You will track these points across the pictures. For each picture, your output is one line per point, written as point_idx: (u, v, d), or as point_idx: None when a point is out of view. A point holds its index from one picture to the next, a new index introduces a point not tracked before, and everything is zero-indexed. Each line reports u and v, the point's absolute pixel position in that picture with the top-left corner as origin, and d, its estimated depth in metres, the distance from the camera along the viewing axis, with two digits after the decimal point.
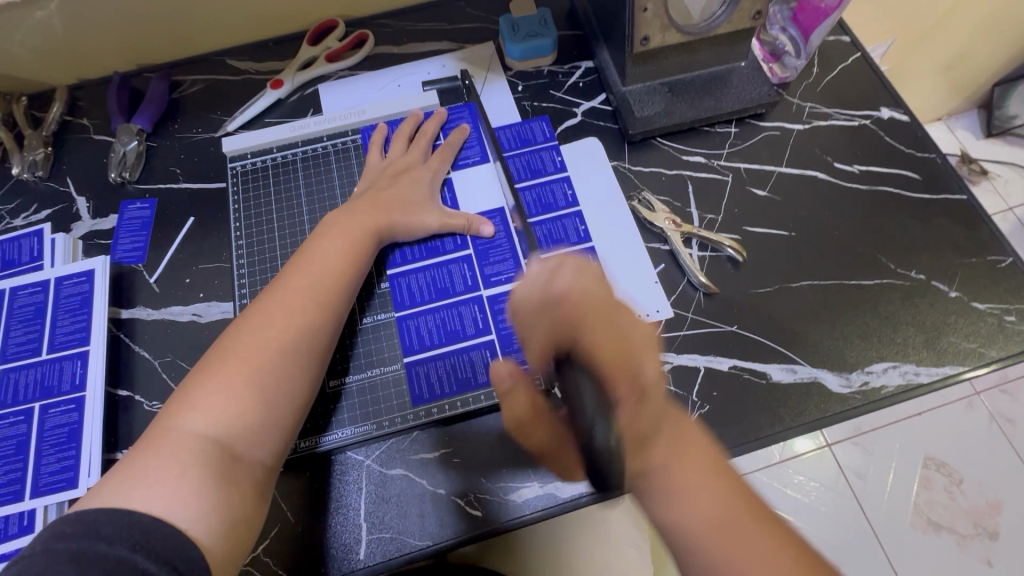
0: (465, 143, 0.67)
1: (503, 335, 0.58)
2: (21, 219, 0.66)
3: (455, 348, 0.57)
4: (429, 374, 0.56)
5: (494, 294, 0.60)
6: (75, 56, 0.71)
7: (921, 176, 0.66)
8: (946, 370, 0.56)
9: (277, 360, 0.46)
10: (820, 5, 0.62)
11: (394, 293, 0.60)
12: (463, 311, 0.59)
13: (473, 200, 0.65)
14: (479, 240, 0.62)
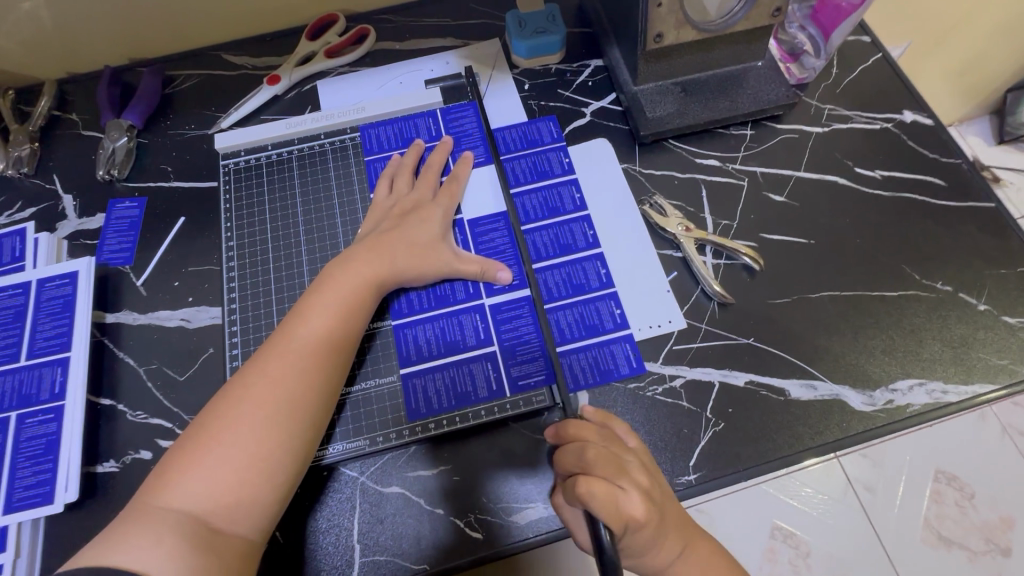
0: (467, 140, 0.65)
1: (505, 347, 0.55)
2: (4, 217, 0.63)
3: (454, 361, 0.55)
4: (426, 386, 0.54)
5: (497, 303, 0.57)
6: (64, 49, 0.68)
7: (946, 183, 0.63)
8: (975, 388, 0.53)
9: (262, 432, 0.44)
10: (839, 5, 0.60)
11: (399, 345, 0.55)
12: (464, 320, 0.56)
13: (474, 203, 0.62)
14: (481, 243, 0.60)
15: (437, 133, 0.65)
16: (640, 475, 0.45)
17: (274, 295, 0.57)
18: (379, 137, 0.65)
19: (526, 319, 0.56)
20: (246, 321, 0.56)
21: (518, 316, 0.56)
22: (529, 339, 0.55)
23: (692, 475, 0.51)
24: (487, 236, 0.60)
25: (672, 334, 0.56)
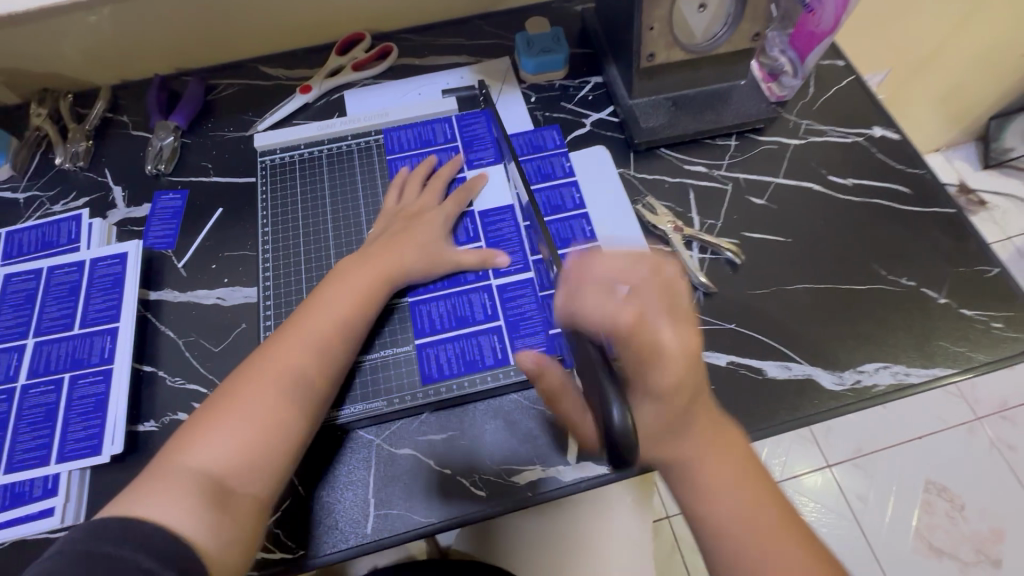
0: (479, 143, 0.72)
1: (510, 321, 0.60)
2: (60, 205, 0.70)
3: (465, 332, 0.60)
4: (437, 353, 0.59)
5: (502, 283, 0.62)
6: (121, 59, 0.76)
7: (912, 190, 0.69)
8: (935, 371, 0.59)
9: (271, 405, 0.50)
10: (814, 31, 0.67)
11: (415, 319, 0.61)
12: (473, 298, 0.62)
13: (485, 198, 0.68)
14: (490, 231, 0.66)
15: (451, 136, 0.72)
16: (641, 273, 0.48)
17: (304, 274, 0.64)
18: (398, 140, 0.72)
19: (528, 298, 0.61)
20: (277, 298, 0.62)
21: (521, 296, 0.61)
22: (531, 318, 0.60)
23: None
24: (494, 226, 0.66)
25: None
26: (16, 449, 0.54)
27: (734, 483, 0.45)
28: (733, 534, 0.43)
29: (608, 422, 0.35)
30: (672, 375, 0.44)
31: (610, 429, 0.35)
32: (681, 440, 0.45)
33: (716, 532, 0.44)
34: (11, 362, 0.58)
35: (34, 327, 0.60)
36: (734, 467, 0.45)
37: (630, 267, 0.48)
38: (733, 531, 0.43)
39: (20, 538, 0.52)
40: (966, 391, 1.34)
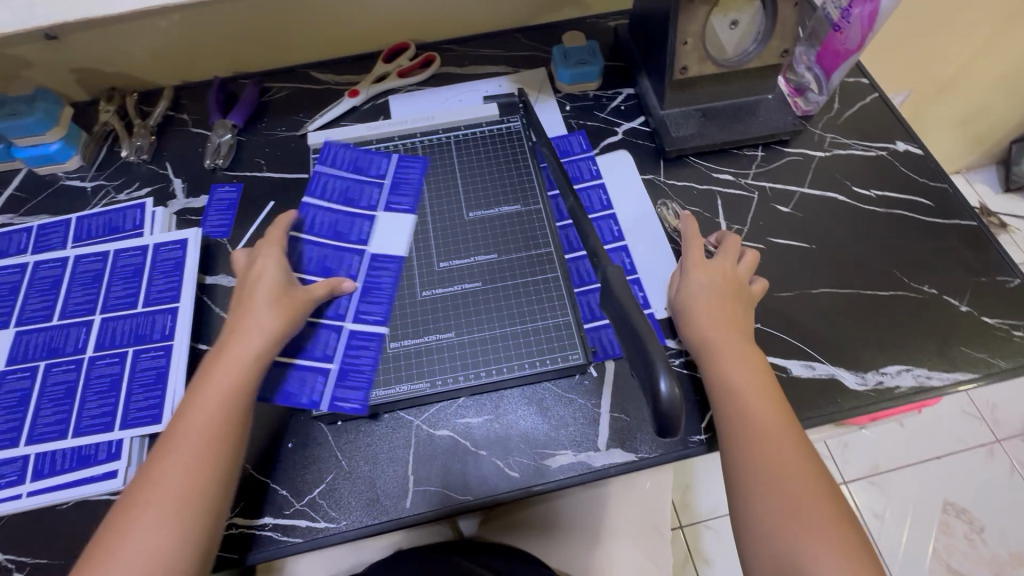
0: (402, 189, 0.71)
1: (340, 369, 0.60)
2: (125, 194, 0.75)
3: (301, 369, 0.60)
4: (268, 380, 0.59)
5: (356, 330, 0.62)
6: (185, 62, 0.82)
7: (934, 203, 0.71)
8: (957, 375, 0.60)
9: (172, 491, 0.47)
10: (839, 48, 0.70)
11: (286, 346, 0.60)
12: (324, 339, 0.61)
13: (379, 240, 0.67)
14: (370, 275, 0.65)
15: (383, 173, 0.72)
16: (721, 265, 0.61)
17: (347, 263, 0.66)
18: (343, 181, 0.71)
19: (371, 354, 0.61)
20: None
21: (365, 349, 0.61)
22: (361, 369, 0.60)
23: (704, 433, 0.58)
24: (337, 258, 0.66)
25: None
26: (84, 415, 0.58)
27: (771, 426, 0.50)
28: (767, 443, 0.49)
29: (656, 394, 0.38)
30: (729, 337, 0.56)
31: (659, 397, 0.38)
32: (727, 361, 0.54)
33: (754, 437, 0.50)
34: (80, 335, 0.63)
35: (101, 304, 0.64)
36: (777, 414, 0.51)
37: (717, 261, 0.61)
38: (769, 449, 0.49)
39: (84, 498, 0.55)
40: (986, 413, 1.33)
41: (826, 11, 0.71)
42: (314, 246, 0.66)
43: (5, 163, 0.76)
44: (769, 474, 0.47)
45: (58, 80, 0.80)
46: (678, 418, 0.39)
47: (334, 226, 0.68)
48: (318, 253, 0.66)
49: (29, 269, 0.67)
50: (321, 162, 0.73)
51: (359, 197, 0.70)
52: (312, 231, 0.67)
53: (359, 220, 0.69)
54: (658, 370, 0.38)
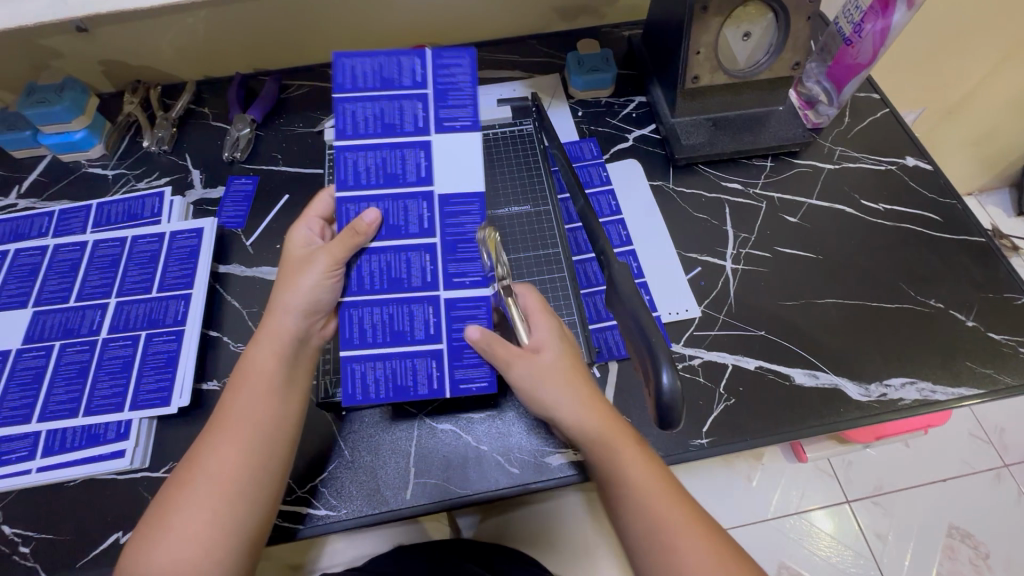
0: (452, 97, 0.56)
1: (453, 346, 0.56)
2: (144, 183, 0.77)
3: (401, 351, 0.55)
4: (366, 377, 0.54)
5: (453, 297, 0.56)
6: (208, 57, 0.84)
7: (942, 219, 0.72)
8: (962, 391, 0.60)
9: (233, 479, 0.46)
10: (851, 62, 0.71)
11: (343, 326, 0.54)
12: (416, 313, 0.55)
13: (443, 177, 0.57)
14: (448, 227, 0.56)
15: (422, 81, 0.56)
16: (550, 325, 0.54)
17: None
18: (373, 107, 0.55)
19: (480, 320, 0.56)
20: None
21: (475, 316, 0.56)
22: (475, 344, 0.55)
23: (704, 438, 0.58)
24: (396, 211, 0.55)
25: (691, 321, 0.65)
26: (95, 395, 0.59)
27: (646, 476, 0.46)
28: (646, 495, 0.45)
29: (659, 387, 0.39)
30: (587, 405, 0.49)
31: (663, 392, 0.39)
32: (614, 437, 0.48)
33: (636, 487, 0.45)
34: (95, 317, 0.64)
35: (117, 287, 0.66)
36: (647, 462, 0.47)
37: (542, 320, 0.54)
38: (659, 506, 0.44)
39: (91, 476, 0.56)
40: (994, 437, 1.32)
41: (838, 26, 0.72)
42: (356, 201, 0.55)
43: (31, 148, 0.78)
44: (661, 540, 0.43)
45: (86, 71, 0.82)
46: (682, 412, 0.40)
47: (383, 168, 0.56)
48: (367, 206, 0.55)
49: (49, 252, 0.69)
50: (339, 79, 0.54)
51: (401, 125, 0.56)
52: (359, 183, 0.55)
53: (410, 151, 0.56)
54: (662, 365, 0.39)
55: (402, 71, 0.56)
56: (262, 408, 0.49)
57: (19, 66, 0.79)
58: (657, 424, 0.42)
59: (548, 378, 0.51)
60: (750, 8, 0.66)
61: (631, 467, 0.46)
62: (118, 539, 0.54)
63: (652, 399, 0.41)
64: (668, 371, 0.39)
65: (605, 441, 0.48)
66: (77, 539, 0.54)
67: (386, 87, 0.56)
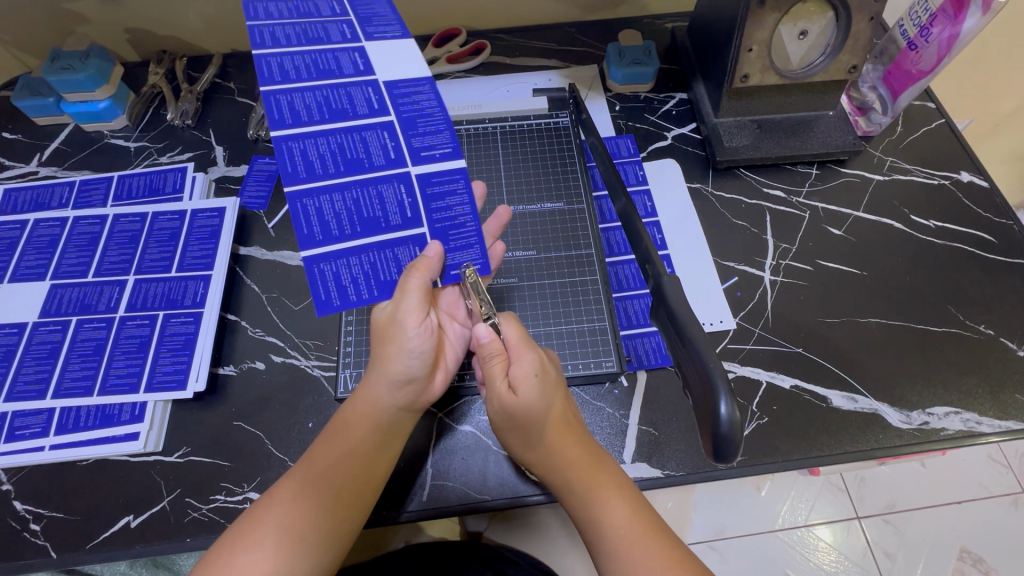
0: (378, 21, 0.53)
1: (436, 230, 0.51)
2: (166, 157, 0.75)
3: (378, 241, 0.50)
4: (341, 272, 0.49)
5: (425, 171, 0.51)
6: (235, 30, 0.81)
7: (997, 240, 0.68)
8: (1010, 424, 0.57)
9: (341, 492, 0.47)
10: (911, 70, 0.67)
11: (299, 221, 0.48)
12: (385, 194, 0.50)
13: (382, 63, 0.52)
14: (402, 103, 0.51)
15: (353, 36, 0.52)
16: (530, 363, 0.49)
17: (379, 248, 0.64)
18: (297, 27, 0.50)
19: (460, 195, 0.52)
20: None
21: (450, 192, 0.52)
22: (460, 219, 0.52)
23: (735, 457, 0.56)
24: (336, 96, 0.50)
25: (726, 332, 0.63)
26: (111, 374, 0.58)
27: (623, 521, 0.46)
28: (623, 543, 0.45)
29: (716, 417, 0.37)
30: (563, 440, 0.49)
31: (718, 422, 0.37)
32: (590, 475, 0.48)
33: (606, 535, 0.46)
34: (113, 294, 0.63)
35: (136, 264, 0.64)
36: (623, 502, 0.47)
37: (522, 352, 0.49)
38: (632, 555, 0.45)
39: (104, 457, 0.55)
40: (1015, 462, 1.25)
41: (901, 27, 0.67)
42: (291, 93, 0.49)
43: (54, 116, 0.76)
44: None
45: (112, 40, 0.80)
46: (738, 445, 0.37)
47: (317, 67, 0.50)
48: (301, 99, 0.49)
49: (69, 224, 0.67)
50: (249, 14, 0.49)
51: (325, 39, 0.51)
52: (290, 81, 0.49)
53: (342, 54, 0.51)
54: (719, 392, 0.37)
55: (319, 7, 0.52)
56: (371, 428, 0.49)
57: (45, 30, 0.77)
58: (707, 456, 0.39)
59: (523, 421, 0.48)
60: (810, 5, 0.61)
61: (590, 500, 0.47)
62: (128, 523, 0.53)
63: (706, 427, 0.38)
64: (727, 399, 0.36)
65: (577, 484, 0.48)
66: (87, 521, 0.53)
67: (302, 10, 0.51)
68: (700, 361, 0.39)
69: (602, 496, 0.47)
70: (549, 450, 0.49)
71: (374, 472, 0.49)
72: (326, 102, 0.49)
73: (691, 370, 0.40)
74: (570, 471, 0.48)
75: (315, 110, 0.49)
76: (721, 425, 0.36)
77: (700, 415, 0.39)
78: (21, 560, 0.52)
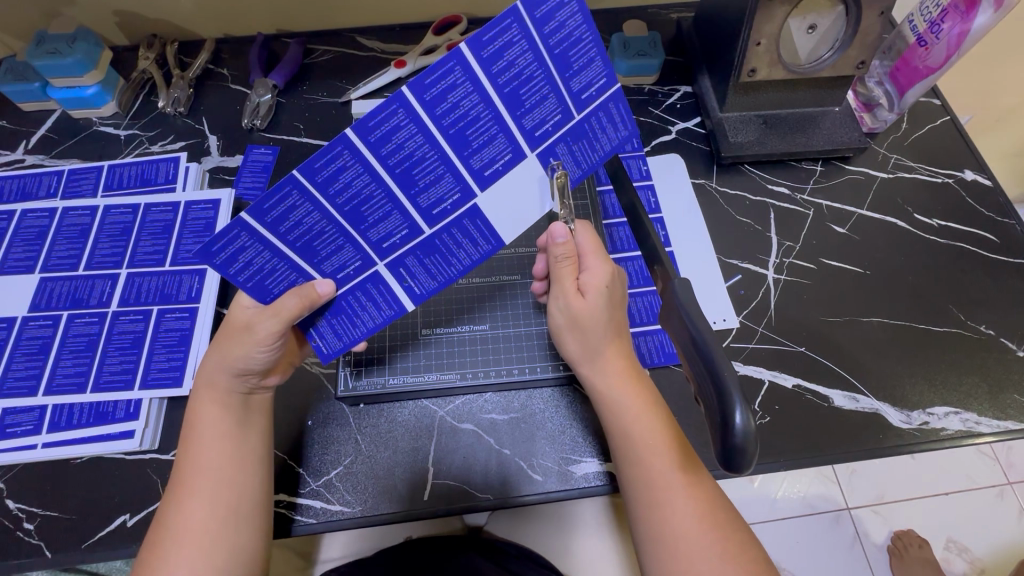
0: (581, 148, 0.46)
1: (339, 303, 0.48)
2: (158, 146, 0.73)
3: (296, 263, 0.44)
4: (245, 252, 0.42)
5: (386, 277, 0.48)
6: (230, 15, 0.79)
7: (998, 239, 0.68)
8: (1007, 424, 0.58)
9: (223, 474, 0.46)
10: (918, 66, 0.66)
11: (270, 195, 0.39)
12: (342, 254, 0.45)
13: (497, 193, 0.45)
14: (441, 233, 0.46)
15: (538, 138, 0.43)
16: (604, 268, 0.50)
17: None
18: (518, 68, 0.39)
19: (380, 313, 0.50)
20: None
21: (379, 306, 0.50)
22: (360, 322, 0.50)
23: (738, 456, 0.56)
24: (426, 169, 0.41)
25: (729, 331, 0.62)
26: (104, 370, 0.57)
27: (652, 434, 0.46)
28: (648, 454, 0.46)
29: (729, 426, 0.36)
30: (616, 353, 0.49)
31: (732, 431, 0.35)
32: (618, 386, 0.48)
33: (635, 449, 0.46)
34: (105, 288, 0.61)
35: (128, 258, 0.63)
36: (659, 422, 0.47)
37: (597, 262, 0.50)
38: (655, 465, 0.45)
39: (98, 455, 0.54)
40: (1002, 454, 1.26)
41: (911, 22, 0.66)
42: (467, 81, 0.38)
43: (40, 102, 0.74)
44: (650, 489, 0.45)
45: (100, 23, 0.77)
46: (754, 453, 0.36)
47: (517, 85, 0.40)
48: (411, 139, 0.39)
49: (58, 215, 0.65)
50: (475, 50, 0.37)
51: (524, 110, 0.41)
52: (432, 112, 0.39)
53: (498, 141, 0.42)
54: (733, 400, 0.36)
55: (574, 73, 0.41)
56: (224, 412, 0.48)
57: (29, 12, 0.74)
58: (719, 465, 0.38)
59: (584, 325, 0.49)
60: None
61: (622, 412, 0.48)
62: (124, 522, 0.52)
63: (718, 435, 0.37)
64: (741, 406, 0.35)
65: (613, 394, 0.48)
66: (82, 520, 0.53)
67: (553, 65, 0.40)
68: (713, 370, 0.38)
69: (632, 405, 0.47)
70: (599, 361, 0.49)
71: (249, 448, 0.48)
72: (415, 161, 0.41)
73: (701, 374, 0.39)
74: (609, 383, 0.49)
75: (454, 115, 0.40)
76: (735, 435, 0.35)
77: (711, 424, 0.38)
78: (14, 559, 0.51)
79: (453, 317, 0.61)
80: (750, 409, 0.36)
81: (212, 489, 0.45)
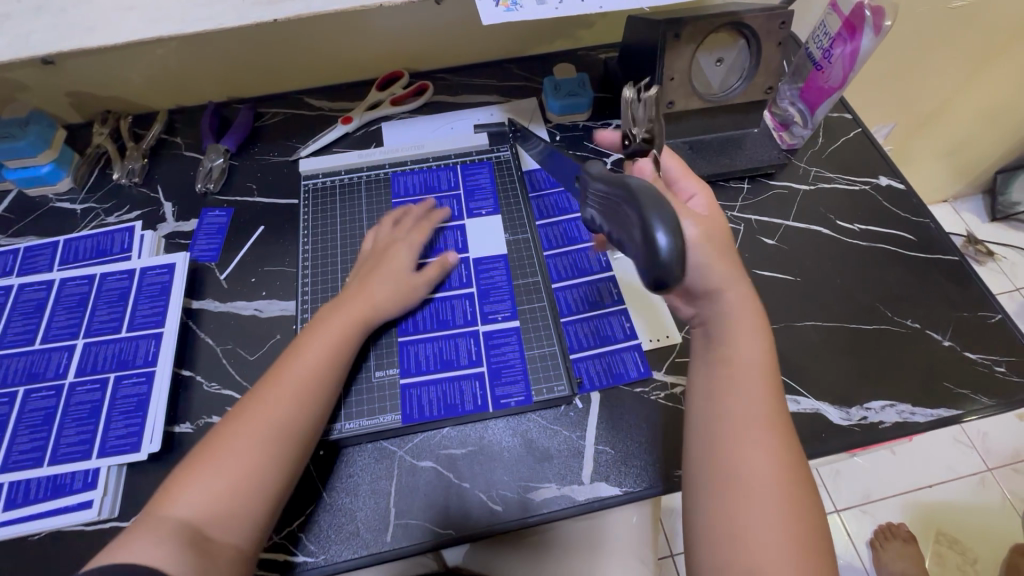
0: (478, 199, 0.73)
1: (492, 368, 0.62)
2: (114, 217, 0.75)
3: (449, 375, 0.62)
4: (421, 397, 0.61)
5: (489, 331, 0.65)
6: (181, 88, 0.83)
7: (916, 238, 0.73)
8: (940, 411, 0.61)
9: (266, 440, 0.50)
10: (822, 86, 0.72)
11: (403, 359, 0.63)
12: (460, 346, 0.64)
13: (480, 246, 0.71)
14: (482, 279, 0.68)
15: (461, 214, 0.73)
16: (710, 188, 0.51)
17: None
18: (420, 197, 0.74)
19: (512, 346, 0.64)
20: None
21: (507, 343, 0.64)
22: (512, 362, 0.63)
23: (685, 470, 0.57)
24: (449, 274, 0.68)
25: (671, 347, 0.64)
26: (61, 442, 0.57)
27: (765, 467, 0.41)
28: (748, 486, 0.40)
29: (655, 244, 0.39)
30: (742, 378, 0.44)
31: (658, 247, 0.39)
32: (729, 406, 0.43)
33: (731, 484, 0.40)
34: (61, 360, 0.62)
35: (84, 327, 0.64)
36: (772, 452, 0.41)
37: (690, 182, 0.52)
38: (753, 500, 0.40)
39: (56, 530, 0.54)
40: (977, 441, 1.29)
41: (809, 50, 0.73)
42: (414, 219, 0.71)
43: None
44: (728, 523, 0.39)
45: (54, 104, 0.81)
46: (678, 271, 0.40)
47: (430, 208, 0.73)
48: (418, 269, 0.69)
49: (14, 291, 0.67)
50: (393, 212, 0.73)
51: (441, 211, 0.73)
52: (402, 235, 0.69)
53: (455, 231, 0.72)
54: (655, 220, 0.40)
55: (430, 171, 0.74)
56: (295, 395, 0.52)
57: None
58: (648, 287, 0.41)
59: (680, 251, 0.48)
60: (721, 34, 0.66)
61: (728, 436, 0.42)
62: None
63: (646, 255, 0.41)
64: (663, 222, 0.40)
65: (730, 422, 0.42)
66: None
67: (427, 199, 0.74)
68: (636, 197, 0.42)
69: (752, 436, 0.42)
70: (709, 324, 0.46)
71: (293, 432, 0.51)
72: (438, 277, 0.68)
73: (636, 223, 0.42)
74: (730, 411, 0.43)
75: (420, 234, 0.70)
76: (660, 251, 0.39)
77: (640, 250, 0.42)
78: None
79: (405, 356, 0.63)
80: (674, 232, 0.40)
81: (234, 464, 0.48)
